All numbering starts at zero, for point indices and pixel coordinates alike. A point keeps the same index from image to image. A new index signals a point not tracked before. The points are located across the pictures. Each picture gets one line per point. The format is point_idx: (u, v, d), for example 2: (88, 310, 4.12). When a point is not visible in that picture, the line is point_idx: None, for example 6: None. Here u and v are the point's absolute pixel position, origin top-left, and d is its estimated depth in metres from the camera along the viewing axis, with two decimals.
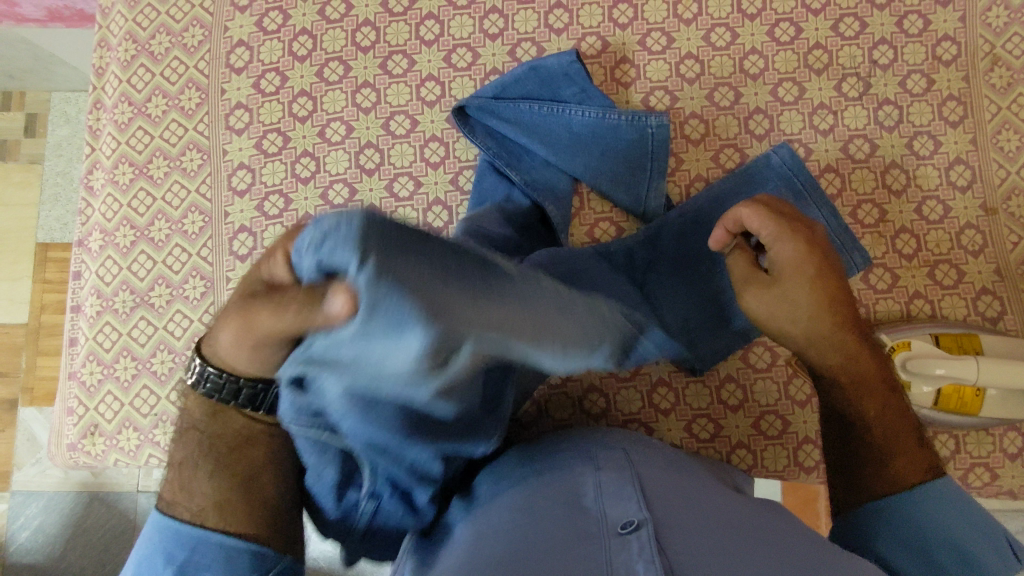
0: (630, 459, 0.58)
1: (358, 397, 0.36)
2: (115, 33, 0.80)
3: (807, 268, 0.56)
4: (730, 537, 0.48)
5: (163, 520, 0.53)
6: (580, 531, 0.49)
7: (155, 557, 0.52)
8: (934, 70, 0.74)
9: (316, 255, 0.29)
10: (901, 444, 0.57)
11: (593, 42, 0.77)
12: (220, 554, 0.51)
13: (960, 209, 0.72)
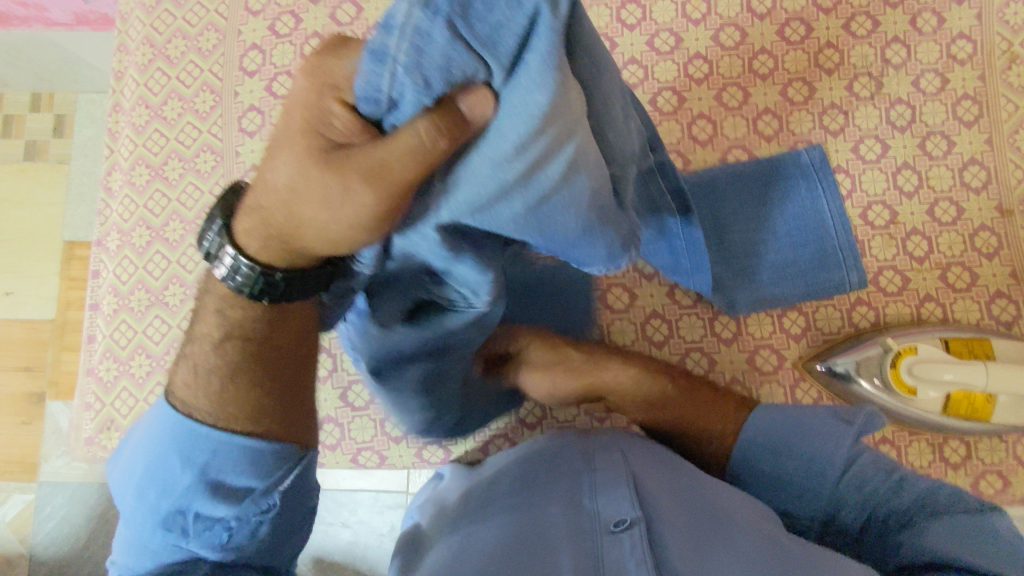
0: (628, 459, 0.58)
1: (532, 201, 0.37)
2: (133, 37, 0.82)
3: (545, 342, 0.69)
4: (723, 534, 0.48)
5: (173, 416, 0.47)
6: (572, 531, 0.49)
7: (174, 453, 0.46)
8: (949, 69, 0.73)
9: (431, 79, 0.31)
10: (702, 412, 0.65)
11: (601, 43, 0.77)
12: (246, 455, 0.46)
13: (974, 211, 0.71)
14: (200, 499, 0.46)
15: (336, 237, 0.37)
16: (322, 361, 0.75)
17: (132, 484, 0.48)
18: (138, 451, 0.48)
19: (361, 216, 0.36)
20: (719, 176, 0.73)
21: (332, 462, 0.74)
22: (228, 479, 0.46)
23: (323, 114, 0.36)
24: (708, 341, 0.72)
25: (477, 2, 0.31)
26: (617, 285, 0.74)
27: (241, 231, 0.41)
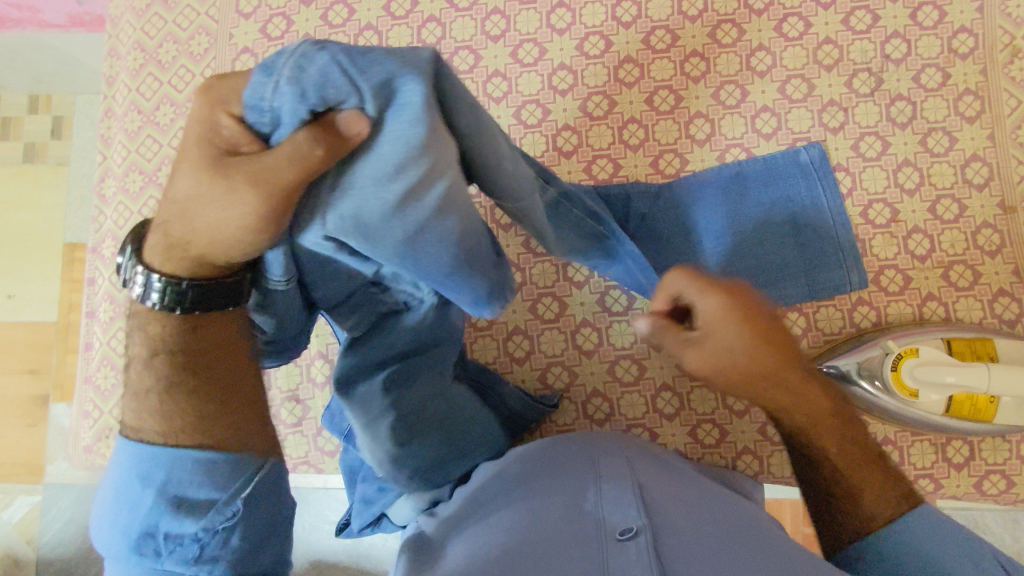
0: (634, 467, 0.57)
1: (407, 231, 0.40)
2: (125, 42, 0.81)
3: (734, 326, 0.49)
4: (726, 548, 0.47)
5: (127, 440, 0.43)
6: (576, 540, 0.48)
7: (135, 475, 0.42)
8: (950, 64, 0.72)
9: (310, 93, 0.33)
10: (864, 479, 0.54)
11: (596, 41, 0.76)
12: (204, 462, 0.42)
13: (977, 208, 0.70)
14: (165, 516, 0.41)
15: (233, 243, 0.38)
16: (319, 367, 0.76)
17: (100, 517, 0.43)
18: (103, 486, 0.44)
19: (248, 224, 0.36)
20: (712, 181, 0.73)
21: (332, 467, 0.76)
22: (190, 492, 0.42)
23: (212, 127, 0.36)
24: None
25: (359, 52, 0.34)
26: (614, 288, 0.73)
27: (155, 249, 0.42)
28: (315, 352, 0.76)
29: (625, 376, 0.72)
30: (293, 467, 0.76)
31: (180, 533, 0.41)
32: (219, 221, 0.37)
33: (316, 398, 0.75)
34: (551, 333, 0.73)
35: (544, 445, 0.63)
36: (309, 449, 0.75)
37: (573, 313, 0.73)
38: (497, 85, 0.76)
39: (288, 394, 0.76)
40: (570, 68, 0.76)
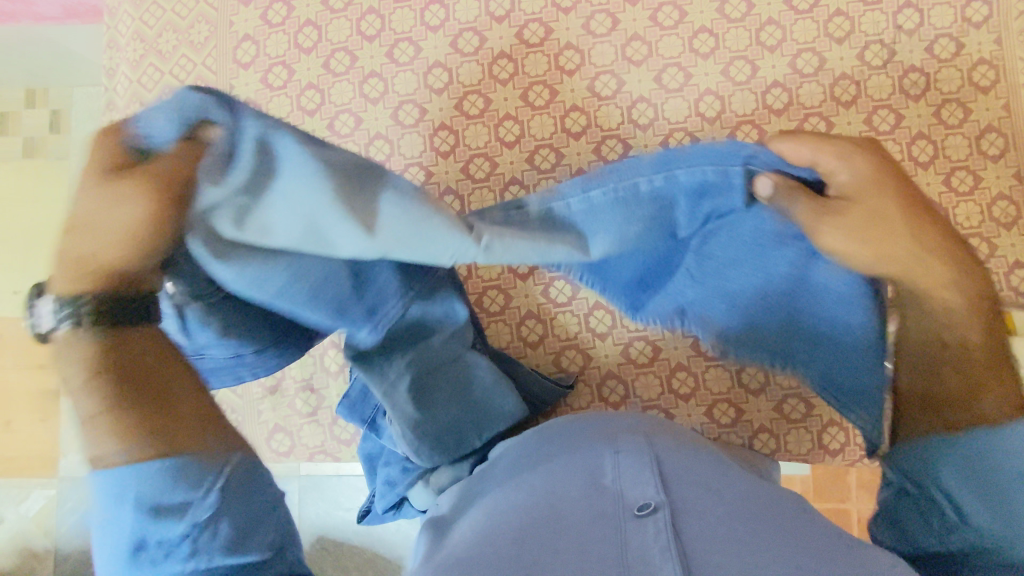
0: (651, 443, 0.57)
1: (239, 274, 0.46)
2: (123, 33, 0.80)
3: (886, 189, 0.47)
4: (742, 519, 0.47)
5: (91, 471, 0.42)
6: (592, 511, 0.48)
7: (110, 499, 0.41)
8: (963, 33, 0.71)
9: (152, 131, 0.41)
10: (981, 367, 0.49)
11: (603, 20, 0.74)
12: (173, 469, 0.42)
13: (992, 179, 0.69)
14: (150, 525, 0.42)
15: (138, 241, 0.41)
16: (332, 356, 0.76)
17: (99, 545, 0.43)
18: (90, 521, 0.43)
19: (145, 217, 0.40)
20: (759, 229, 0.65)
21: (349, 455, 0.75)
22: (164, 498, 0.42)
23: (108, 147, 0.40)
24: None
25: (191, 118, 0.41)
26: None
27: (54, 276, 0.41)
28: (328, 342, 0.76)
29: (640, 358, 0.72)
30: (310, 456, 0.76)
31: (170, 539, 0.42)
32: (119, 221, 0.40)
33: (331, 387, 0.75)
34: (564, 317, 0.73)
35: (558, 427, 0.62)
36: (324, 438, 0.75)
37: (585, 295, 0.73)
38: (503, 67, 0.75)
39: (302, 383, 0.76)
40: (577, 47, 0.75)
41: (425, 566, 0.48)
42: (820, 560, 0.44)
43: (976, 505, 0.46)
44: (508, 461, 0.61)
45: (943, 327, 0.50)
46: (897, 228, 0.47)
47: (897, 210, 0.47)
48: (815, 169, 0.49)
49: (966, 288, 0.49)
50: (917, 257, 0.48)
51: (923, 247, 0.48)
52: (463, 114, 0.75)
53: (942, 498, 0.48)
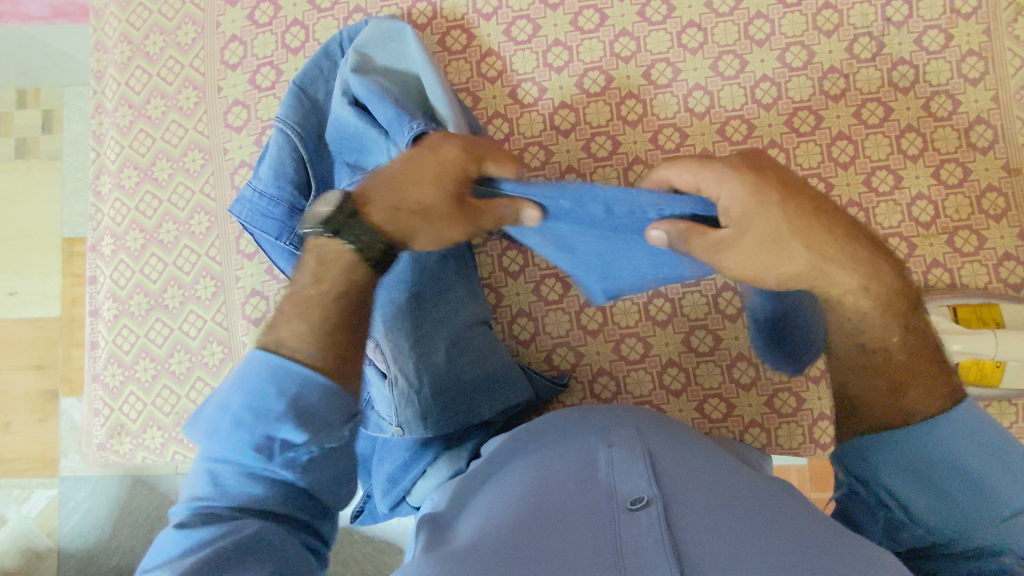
0: (644, 438, 0.57)
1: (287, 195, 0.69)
2: (110, 35, 0.80)
3: (771, 208, 0.45)
4: (735, 512, 0.48)
5: (271, 356, 0.46)
6: (587, 505, 0.49)
7: (265, 387, 0.45)
8: (952, 25, 0.70)
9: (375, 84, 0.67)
10: (920, 375, 0.51)
11: (591, 15, 0.74)
12: (322, 393, 0.45)
13: (981, 171, 0.69)
14: (287, 430, 0.44)
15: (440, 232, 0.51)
16: None
17: (221, 424, 0.45)
18: (228, 387, 0.46)
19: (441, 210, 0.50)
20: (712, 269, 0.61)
21: None
22: (310, 416, 0.45)
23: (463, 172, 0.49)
24: (713, 318, 0.71)
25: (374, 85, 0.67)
26: None
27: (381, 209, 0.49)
28: None
29: (630, 354, 0.72)
30: None
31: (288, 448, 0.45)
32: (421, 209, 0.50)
33: None
34: (556, 314, 0.73)
35: (551, 422, 0.63)
36: None
37: (577, 292, 0.73)
38: (492, 65, 0.75)
39: None
40: (566, 44, 0.74)
41: (421, 559, 0.48)
42: (813, 550, 0.44)
43: (919, 498, 0.49)
44: (502, 455, 0.61)
45: (859, 339, 0.51)
46: (792, 246, 0.46)
47: (801, 229, 0.46)
48: (713, 204, 0.46)
49: (880, 294, 0.49)
50: (822, 272, 0.48)
51: (826, 261, 0.47)
52: None
53: (888, 498, 0.51)
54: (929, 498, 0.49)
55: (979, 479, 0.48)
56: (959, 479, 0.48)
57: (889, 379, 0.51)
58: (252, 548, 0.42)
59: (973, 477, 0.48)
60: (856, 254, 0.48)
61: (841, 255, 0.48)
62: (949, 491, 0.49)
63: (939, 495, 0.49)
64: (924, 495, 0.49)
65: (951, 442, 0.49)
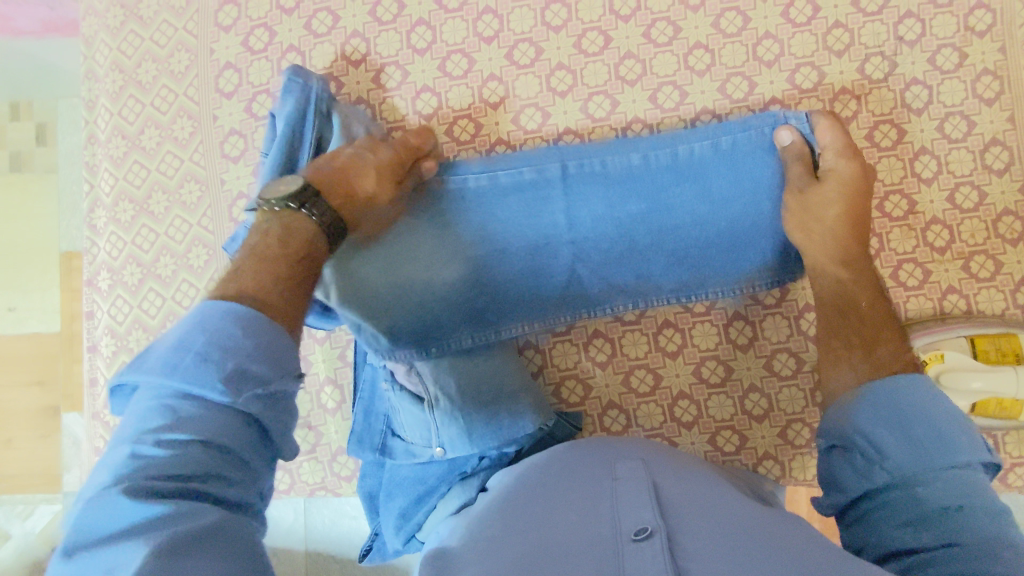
0: (652, 471, 0.55)
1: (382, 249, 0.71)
2: (102, 63, 0.77)
3: (851, 164, 0.63)
4: (747, 546, 0.44)
5: (150, 373, 0.41)
6: (589, 536, 0.47)
7: (189, 360, 0.41)
8: (967, 43, 0.68)
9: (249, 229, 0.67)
10: (884, 338, 0.57)
11: (595, 38, 0.72)
12: (281, 348, 0.44)
13: (998, 194, 0.68)
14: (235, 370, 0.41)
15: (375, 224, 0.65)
16: (329, 393, 0.75)
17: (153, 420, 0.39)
18: (152, 415, 0.39)
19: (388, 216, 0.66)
20: (732, 188, 0.66)
21: (351, 491, 0.75)
22: (248, 371, 0.41)
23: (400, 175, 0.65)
24: (724, 348, 0.70)
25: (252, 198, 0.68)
26: None
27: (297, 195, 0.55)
28: (323, 378, 0.75)
29: (640, 387, 0.71)
30: (311, 492, 0.76)
31: (249, 413, 0.41)
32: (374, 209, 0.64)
33: (329, 425, 0.75)
34: (563, 346, 0.73)
35: (558, 456, 0.61)
36: (325, 474, 0.75)
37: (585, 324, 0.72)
38: (493, 90, 0.73)
39: (300, 421, 0.75)
40: (569, 67, 0.72)
41: None
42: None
43: (895, 444, 0.48)
44: (509, 488, 0.59)
45: (838, 270, 0.61)
46: (840, 199, 0.62)
47: (858, 189, 0.62)
48: (791, 140, 0.64)
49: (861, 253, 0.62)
50: (838, 217, 0.61)
51: (852, 210, 0.62)
52: (454, 140, 0.73)
53: (865, 444, 0.49)
54: (927, 483, 0.46)
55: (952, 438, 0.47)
56: (932, 431, 0.47)
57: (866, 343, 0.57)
58: (210, 534, 0.35)
59: (949, 439, 0.47)
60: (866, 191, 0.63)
61: (863, 195, 0.62)
62: (924, 441, 0.47)
63: (912, 442, 0.47)
64: (943, 496, 0.45)
65: (916, 401, 0.50)
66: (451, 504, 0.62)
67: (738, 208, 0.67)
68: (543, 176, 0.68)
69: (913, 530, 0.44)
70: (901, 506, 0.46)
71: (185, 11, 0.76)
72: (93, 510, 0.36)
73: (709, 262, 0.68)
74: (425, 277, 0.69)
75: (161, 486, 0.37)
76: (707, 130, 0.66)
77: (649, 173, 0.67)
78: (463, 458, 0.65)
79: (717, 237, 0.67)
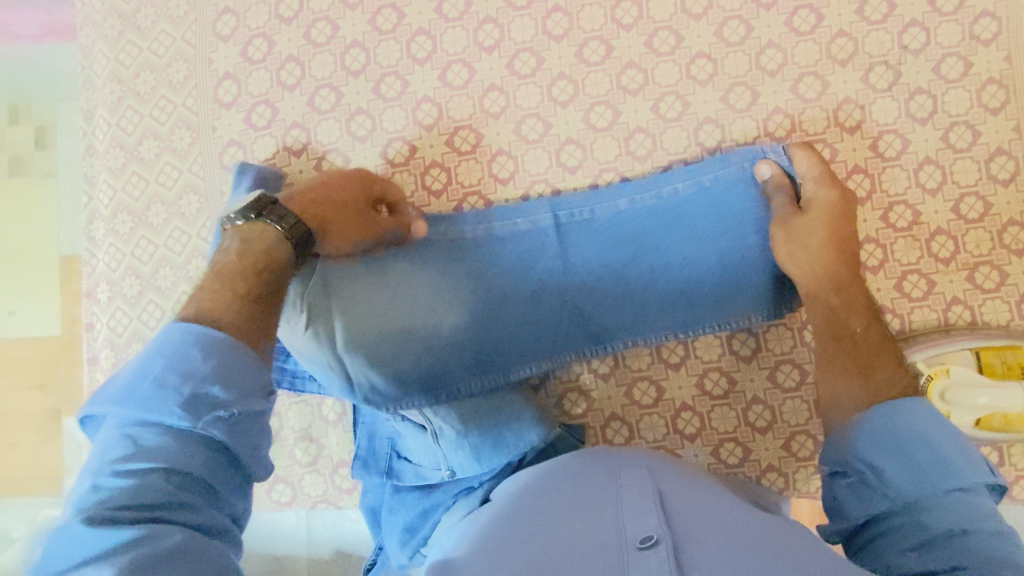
0: (659, 482, 0.54)
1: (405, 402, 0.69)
2: (99, 73, 0.77)
3: (828, 188, 0.63)
4: (755, 556, 0.43)
5: (107, 402, 0.43)
6: (594, 544, 0.45)
7: (145, 389, 0.42)
8: (972, 52, 0.68)
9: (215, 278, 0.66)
10: (880, 359, 0.58)
11: (596, 47, 0.71)
12: (246, 366, 0.45)
13: (1003, 205, 0.67)
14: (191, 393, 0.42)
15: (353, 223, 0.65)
16: (331, 405, 0.75)
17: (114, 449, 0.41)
18: (113, 444, 0.41)
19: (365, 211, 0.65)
20: (721, 220, 0.66)
21: (352, 502, 0.75)
22: (206, 392, 0.42)
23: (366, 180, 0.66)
24: (727, 360, 0.70)
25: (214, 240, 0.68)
26: None
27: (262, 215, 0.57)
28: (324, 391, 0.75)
29: (643, 399, 0.71)
30: (312, 505, 0.76)
31: (211, 436, 0.43)
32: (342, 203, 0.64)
33: (331, 437, 0.75)
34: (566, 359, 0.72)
35: (563, 467, 0.59)
36: (326, 487, 0.75)
37: None
38: (494, 100, 0.72)
39: (301, 433, 0.75)
40: (571, 77, 0.72)
41: None
42: None
43: (895, 469, 0.49)
44: (512, 501, 0.57)
45: (831, 293, 0.61)
46: (818, 220, 0.62)
47: (839, 213, 0.62)
48: (766, 167, 0.66)
49: (847, 273, 0.62)
50: (821, 240, 0.61)
51: (835, 235, 0.62)
52: (454, 151, 0.73)
53: (866, 470, 0.50)
54: (929, 507, 0.46)
55: (950, 460, 0.48)
56: (930, 455, 0.48)
57: (861, 367, 0.57)
58: (162, 555, 0.37)
59: (947, 461, 0.48)
60: (846, 215, 0.63)
61: (845, 217, 0.63)
62: (924, 465, 0.48)
63: (911, 468, 0.48)
64: (946, 521, 0.45)
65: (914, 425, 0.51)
66: (454, 517, 0.62)
67: (725, 241, 0.66)
68: (537, 226, 0.69)
69: (920, 556, 0.44)
70: (904, 532, 0.46)
71: (183, 22, 0.76)
72: (61, 531, 0.38)
73: (696, 298, 0.68)
74: (431, 323, 0.68)
75: (122, 514, 0.38)
76: (692, 169, 0.68)
77: (644, 205, 0.68)
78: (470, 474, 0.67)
79: (715, 273, 0.67)
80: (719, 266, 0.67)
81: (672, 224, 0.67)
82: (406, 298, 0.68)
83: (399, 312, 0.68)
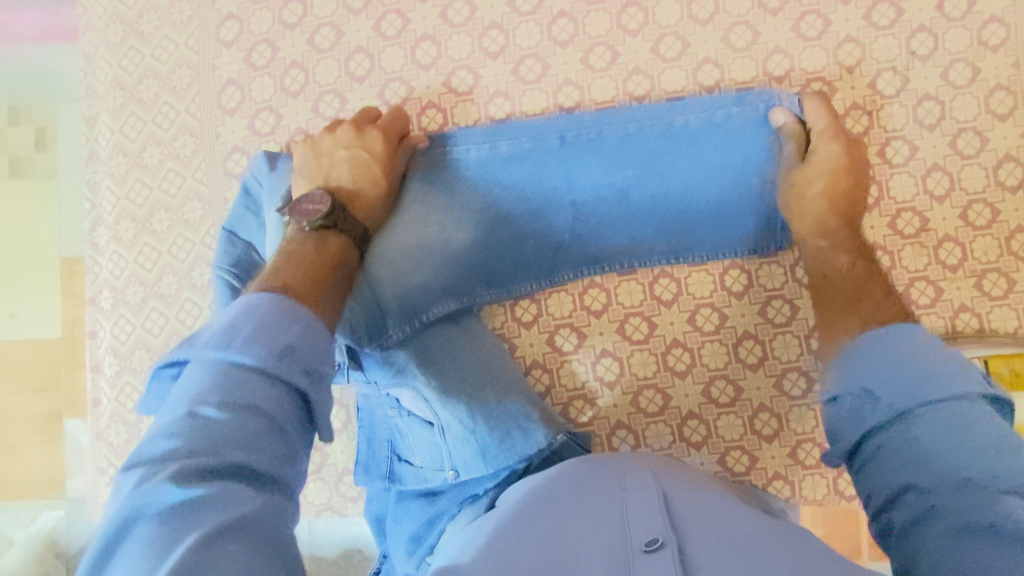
0: (664, 485, 0.53)
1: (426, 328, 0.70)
2: (102, 80, 0.76)
3: (835, 141, 0.64)
4: (766, 557, 0.42)
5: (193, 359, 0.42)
6: (600, 546, 0.45)
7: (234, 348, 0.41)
8: (980, 58, 0.67)
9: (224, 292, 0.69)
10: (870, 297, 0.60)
11: (602, 53, 0.71)
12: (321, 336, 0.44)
13: (1011, 211, 0.67)
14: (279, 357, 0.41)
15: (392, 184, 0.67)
16: (337, 413, 0.75)
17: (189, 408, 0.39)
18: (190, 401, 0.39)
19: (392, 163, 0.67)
20: (730, 152, 0.67)
21: (357, 510, 0.75)
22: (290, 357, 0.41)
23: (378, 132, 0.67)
24: (734, 367, 0.69)
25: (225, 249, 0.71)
26: (635, 315, 0.71)
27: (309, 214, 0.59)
28: None
29: (649, 407, 0.70)
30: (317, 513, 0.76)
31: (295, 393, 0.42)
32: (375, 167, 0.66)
33: (336, 445, 0.75)
34: (570, 366, 0.72)
35: (567, 471, 0.59)
36: (330, 495, 0.76)
37: (592, 343, 0.71)
38: (499, 106, 0.72)
39: None
40: (576, 83, 0.71)
41: None
42: None
43: (888, 390, 0.48)
44: (516, 506, 0.57)
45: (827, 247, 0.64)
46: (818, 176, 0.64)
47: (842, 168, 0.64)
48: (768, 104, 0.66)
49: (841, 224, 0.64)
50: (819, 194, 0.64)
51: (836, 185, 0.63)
52: None
53: (862, 393, 0.50)
54: (921, 421, 0.46)
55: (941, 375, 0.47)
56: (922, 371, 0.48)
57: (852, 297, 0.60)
58: (242, 523, 0.35)
59: (938, 377, 0.47)
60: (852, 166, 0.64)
61: (847, 172, 0.64)
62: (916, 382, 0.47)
63: (904, 385, 0.48)
64: (941, 433, 0.44)
65: (907, 349, 0.50)
66: (457, 526, 0.62)
67: (732, 173, 0.68)
68: (541, 144, 0.69)
69: (915, 471, 0.44)
70: (896, 449, 0.46)
71: (186, 27, 0.75)
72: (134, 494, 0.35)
73: (693, 224, 0.70)
74: (442, 239, 0.69)
75: (193, 475, 0.36)
76: (702, 103, 0.67)
77: (640, 134, 0.68)
78: (472, 480, 0.66)
79: (714, 200, 0.69)
80: (721, 194, 0.68)
81: (669, 158, 0.68)
82: (419, 219, 0.68)
83: (414, 234, 0.68)
